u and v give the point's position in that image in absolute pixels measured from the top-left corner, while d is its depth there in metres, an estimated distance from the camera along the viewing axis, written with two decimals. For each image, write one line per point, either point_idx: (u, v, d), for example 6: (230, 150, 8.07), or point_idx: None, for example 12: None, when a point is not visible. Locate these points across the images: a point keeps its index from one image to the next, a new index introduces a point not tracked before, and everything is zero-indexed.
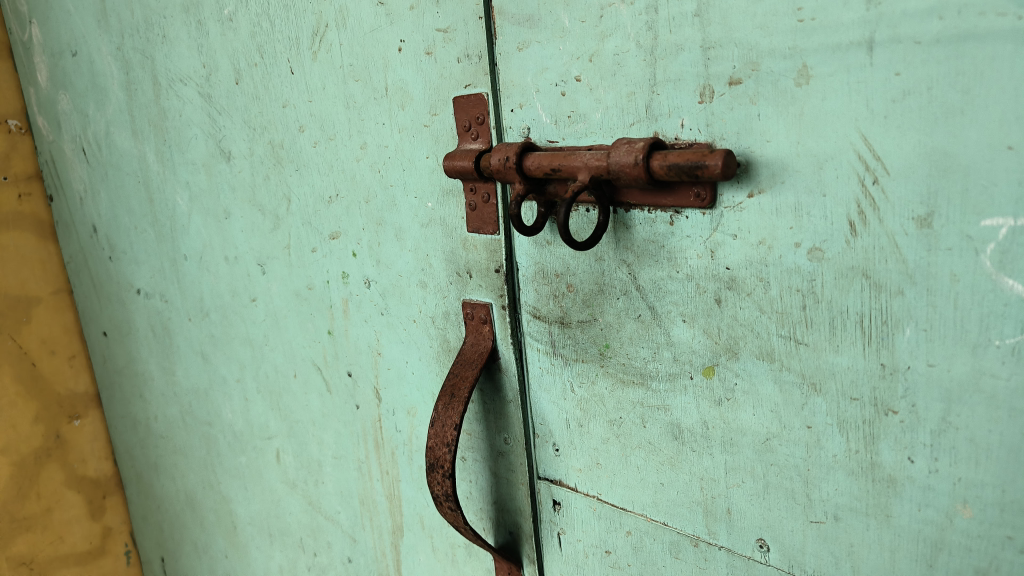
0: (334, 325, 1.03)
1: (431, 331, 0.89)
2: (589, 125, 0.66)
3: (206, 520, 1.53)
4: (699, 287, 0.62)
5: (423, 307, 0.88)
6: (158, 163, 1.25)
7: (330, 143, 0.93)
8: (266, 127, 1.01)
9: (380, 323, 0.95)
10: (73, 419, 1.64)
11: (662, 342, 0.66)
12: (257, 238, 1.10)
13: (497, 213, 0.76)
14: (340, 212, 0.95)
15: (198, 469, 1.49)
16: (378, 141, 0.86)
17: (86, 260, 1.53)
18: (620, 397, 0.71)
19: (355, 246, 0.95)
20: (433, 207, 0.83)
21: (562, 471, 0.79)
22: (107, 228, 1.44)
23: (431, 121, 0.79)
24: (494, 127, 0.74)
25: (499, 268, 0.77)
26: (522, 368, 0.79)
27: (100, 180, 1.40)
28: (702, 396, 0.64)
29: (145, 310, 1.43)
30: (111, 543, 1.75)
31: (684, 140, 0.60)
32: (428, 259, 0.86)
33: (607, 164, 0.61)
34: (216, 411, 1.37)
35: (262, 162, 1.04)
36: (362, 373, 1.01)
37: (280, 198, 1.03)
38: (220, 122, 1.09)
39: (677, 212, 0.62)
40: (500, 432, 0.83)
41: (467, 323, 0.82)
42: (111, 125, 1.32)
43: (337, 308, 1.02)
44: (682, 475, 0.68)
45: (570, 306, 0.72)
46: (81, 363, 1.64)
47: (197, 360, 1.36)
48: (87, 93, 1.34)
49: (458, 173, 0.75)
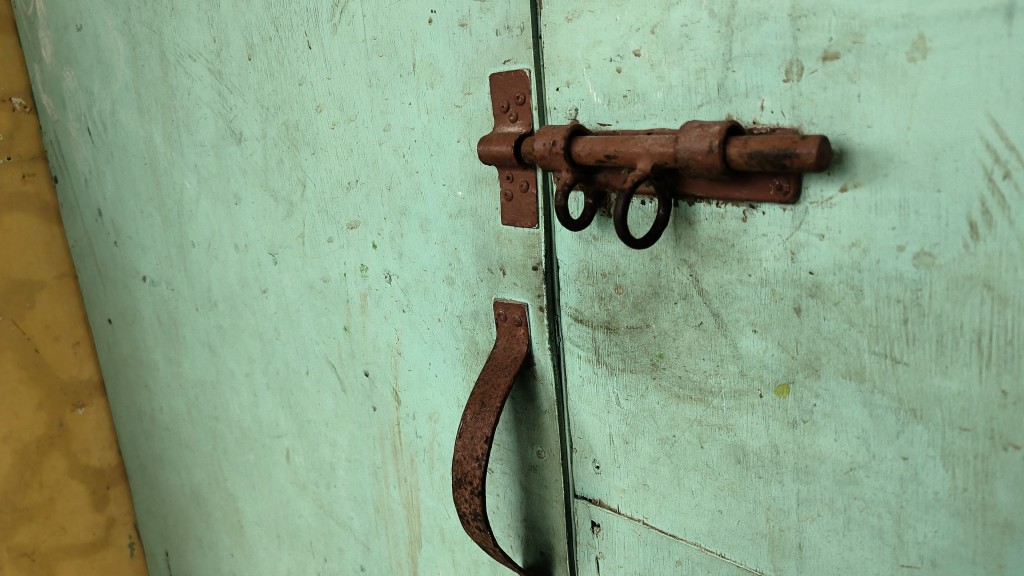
0: (350, 321, 0.96)
1: (458, 332, 0.81)
2: (648, 107, 0.58)
3: (212, 516, 1.47)
4: (775, 293, 0.55)
5: (449, 305, 0.81)
6: (165, 145, 1.17)
7: (350, 125, 0.85)
8: (280, 107, 0.94)
9: (402, 321, 0.88)
10: (77, 407, 1.58)
11: (728, 354, 0.58)
12: (269, 226, 1.03)
13: (536, 205, 0.68)
14: (360, 200, 0.88)
15: (203, 464, 1.42)
16: (403, 123, 0.79)
17: (91, 245, 1.46)
18: (674, 414, 0.63)
19: (376, 237, 0.87)
20: (464, 196, 0.75)
21: (603, 490, 0.72)
22: (112, 213, 1.37)
23: (464, 101, 0.71)
24: (536, 108, 0.65)
25: (537, 265, 0.70)
26: (560, 376, 0.72)
27: (105, 162, 1.33)
28: (773, 417, 0.57)
29: (151, 298, 1.37)
30: (115, 535, 1.69)
31: (764, 124, 0.52)
32: (457, 253, 0.78)
33: (674, 151, 0.53)
34: (223, 405, 1.30)
35: (277, 145, 0.96)
36: (380, 374, 0.94)
37: (295, 184, 0.96)
38: (231, 101, 1.01)
39: (753, 206, 0.54)
40: (533, 445, 0.76)
41: (498, 325, 0.74)
42: (117, 104, 1.24)
43: (354, 304, 0.94)
44: (745, 503, 0.61)
45: (618, 309, 0.65)
46: (86, 351, 1.58)
47: (204, 352, 1.29)
48: (92, 69, 1.26)
49: (494, 159, 0.67)
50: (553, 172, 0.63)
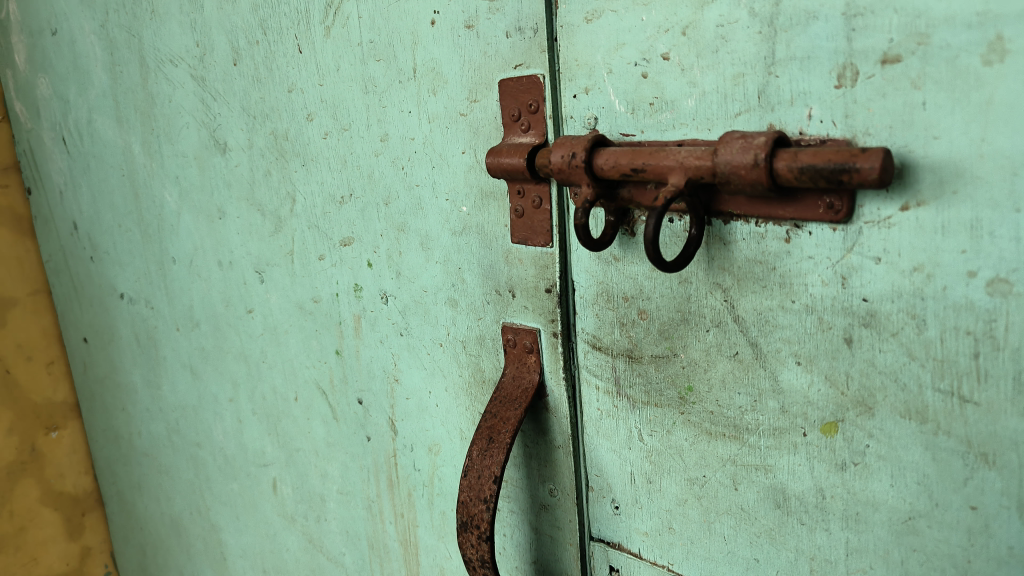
0: (343, 345, 0.90)
1: (462, 358, 0.75)
2: (678, 115, 0.53)
3: (193, 548, 1.40)
4: (822, 322, 0.49)
5: (452, 328, 0.75)
6: (145, 155, 1.11)
7: (344, 135, 0.79)
8: (268, 115, 0.88)
9: (399, 345, 0.82)
10: (50, 430, 1.49)
11: (767, 389, 0.53)
12: (255, 242, 0.96)
13: (551, 222, 0.62)
14: (354, 215, 0.82)
15: (184, 492, 1.35)
16: (402, 133, 0.73)
17: (66, 261, 1.38)
18: (705, 452, 0.58)
19: (372, 255, 0.81)
20: (469, 212, 0.69)
21: (623, 532, 0.66)
22: (89, 227, 1.30)
23: (469, 109, 0.66)
24: (551, 117, 0.60)
25: (551, 288, 0.64)
26: (576, 408, 0.66)
27: (81, 173, 1.26)
28: (819, 458, 0.52)
29: (130, 316, 1.29)
30: (91, 564, 1.61)
31: (812, 135, 0.47)
32: (460, 273, 0.72)
33: (713, 164, 0.47)
34: (206, 431, 1.23)
35: (264, 156, 0.90)
36: (375, 402, 0.88)
37: (283, 198, 0.90)
38: (215, 110, 0.95)
39: (798, 226, 0.48)
40: (545, 481, 0.70)
41: (506, 352, 0.69)
42: (94, 113, 1.18)
43: (347, 326, 0.88)
44: (786, 552, 0.55)
45: (642, 337, 0.59)
46: (61, 370, 1.50)
47: (185, 375, 1.22)
48: (67, 76, 1.20)
49: (504, 172, 0.62)
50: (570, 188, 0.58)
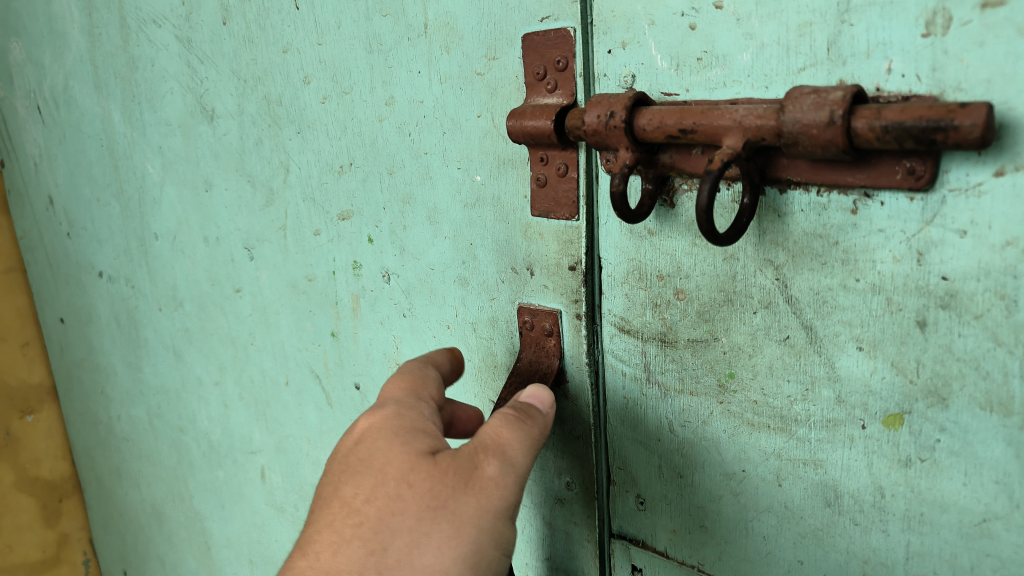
0: (339, 327, 0.84)
1: (472, 341, 0.70)
2: (731, 71, 0.47)
3: (175, 538, 1.33)
4: (890, 303, 0.44)
5: (462, 309, 0.70)
6: (126, 123, 1.03)
7: (344, 99, 0.73)
8: (260, 78, 0.81)
9: (402, 327, 0.76)
10: (24, 414, 1.41)
11: (821, 377, 0.48)
12: (244, 216, 0.90)
13: (577, 192, 0.57)
14: (354, 186, 0.75)
15: (166, 480, 1.28)
16: (410, 95, 0.67)
17: (40, 237, 1.31)
18: (745, 446, 0.53)
19: (373, 230, 0.75)
20: (483, 181, 0.63)
21: (647, 530, 0.61)
22: (65, 201, 1.22)
23: (487, 67, 0.60)
24: (581, 74, 0.54)
25: (575, 265, 0.59)
26: (599, 396, 0.61)
27: (57, 144, 1.18)
28: (879, 453, 0.47)
29: (109, 295, 1.22)
30: (68, 551, 1.53)
31: (891, 91, 0.41)
32: (472, 249, 0.66)
33: (778, 123, 0.42)
34: (189, 416, 1.16)
35: (255, 123, 0.84)
36: (374, 389, 0.83)
37: (276, 168, 0.83)
38: (202, 73, 0.88)
39: (867, 195, 0.43)
40: (562, 474, 0.65)
41: (523, 334, 0.63)
42: (70, 78, 1.10)
43: (344, 306, 0.82)
44: (834, 554, 0.50)
45: (677, 319, 0.54)
46: (36, 352, 1.42)
47: (168, 357, 1.15)
48: (41, 38, 1.11)
49: (528, 136, 0.56)
50: (604, 152, 0.52)
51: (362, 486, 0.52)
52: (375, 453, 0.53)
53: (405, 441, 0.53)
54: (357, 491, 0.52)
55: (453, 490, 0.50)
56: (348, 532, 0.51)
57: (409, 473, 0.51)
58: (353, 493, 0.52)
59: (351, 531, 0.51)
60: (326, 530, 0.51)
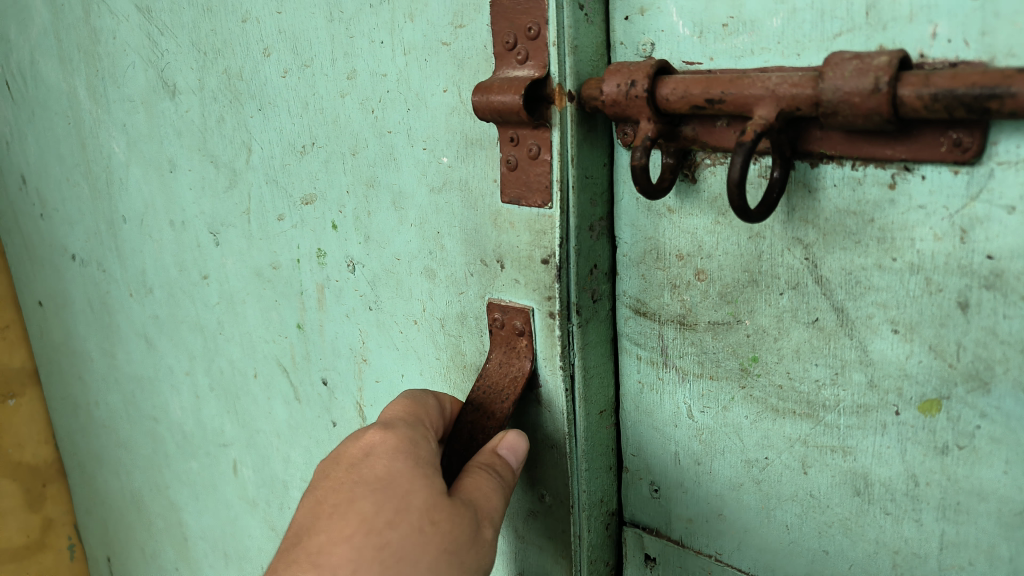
0: (304, 319, 0.81)
1: (439, 339, 0.67)
2: (760, 38, 0.45)
3: (153, 529, 1.30)
4: (930, 283, 0.42)
5: (428, 305, 0.66)
6: (91, 99, 0.99)
7: (305, 72, 0.69)
8: (220, 51, 0.77)
9: (368, 320, 0.73)
10: (6, 399, 1.38)
11: (852, 360, 0.46)
12: (208, 199, 0.86)
13: (550, 176, 0.52)
14: (317, 167, 0.72)
15: (144, 469, 1.25)
16: (372, 67, 0.63)
17: (16, 218, 1.26)
18: (768, 432, 0.51)
19: (337, 216, 0.72)
20: (450, 163, 0.60)
21: (662, 518, 0.59)
22: (35, 179, 1.18)
23: (454, 36, 0.56)
24: (555, 42, 0.49)
25: (548, 258, 0.54)
26: (572, 403, 0.57)
27: (26, 122, 1.13)
28: (913, 440, 0.45)
29: (81, 277, 1.17)
30: (53, 536, 1.49)
31: (937, 58, 0.39)
32: (439, 239, 0.63)
33: (817, 91, 0.39)
34: (162, 406, 1.13)
35: (216, 99, 0.80)
36: (341, 384, 0.80)
37: (238, 148, 0.79)
38: (162, 46, 0.84)
39: (908, 168, 0.41)
40: (536, 486, 0.61)
41: (493, 333, 0.59)
42: (36, 52, 1.04)
43: (310, 297, 0.79)
44: (862, 544, 0.49)
45: (698, 301, 0.52)
46: (16, 336, 1.38)
47: (140, 344, 1.11)
48: (6, 10, 1.06)
49: (496, 113, 0.51)
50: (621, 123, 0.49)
51: (383, 506, 0.50)
52: (396, 475, 0.51)
53: (426, 472, 0.52)
54: (378, 510, 0.50)
55: (466, 536, 0.50)
56: (369, 551, 0.49)
57: (432, 508, 0.50)
58: (374, 512, 0.50)
59: (371, 552, 0.49)
60: (344, 542, 0.49)
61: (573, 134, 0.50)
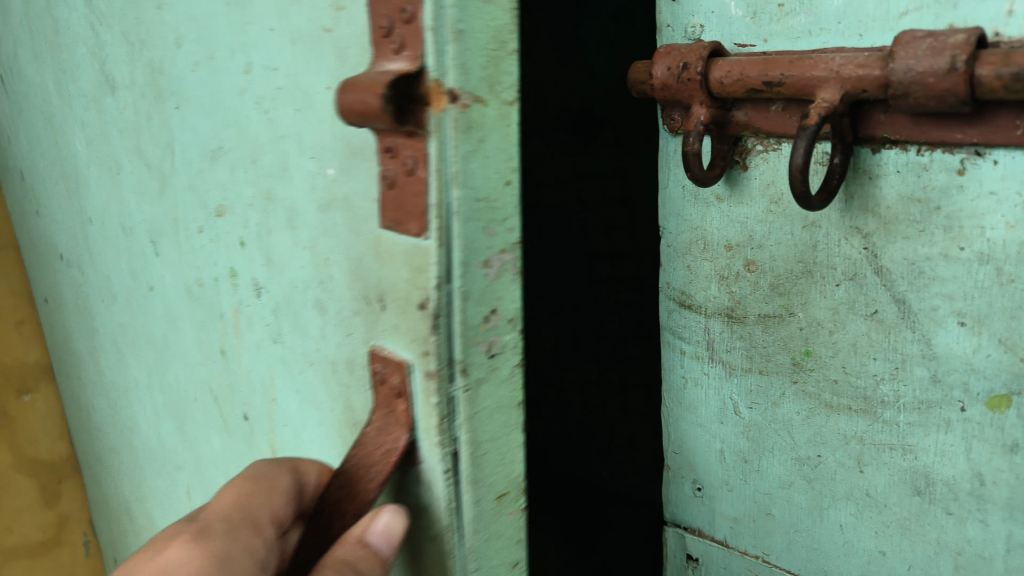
0: (225, 341, 0.63)
1: (333, 387, 0.49)
2: (819, 18, 0.43)
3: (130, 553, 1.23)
4: (1001, 273, 0.40)
5: (321, 343, 0.49)
6: (51, 87, 0.86)
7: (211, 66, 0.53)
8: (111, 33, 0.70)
9: (273, 354, 0.55)
10: None
11: (914, 354, 0.44)
12: (148, 205, 0.71)
13: (426, 192, 0.36)
14: (225, 175, 0.55)
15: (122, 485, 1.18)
16: (263, 59, 0.46)
17: None
18: (821, 428, 0.49)
19: (243, 230, 0.54)
20: (334, 176, 0.43)
21: (706, 517, 0.57)
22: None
23: (335, 20, 0.40)
24: (430, 29, 0.34)
25: (424, 302, 0.38)
26: (461, 496, 0.40)
27: None
28: (979, 438, 0.43)
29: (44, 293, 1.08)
30: None
31: (1013, 37, 0.37)
32: (329, 266, 0.46)
33: (886, 72, 0.38)
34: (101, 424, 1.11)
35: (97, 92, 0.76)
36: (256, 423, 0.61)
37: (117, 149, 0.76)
38: (58, 41, 0.81)
39: (979, 153, 0.39)
40: None
41: (375, 389, 0.42)
42: None
43: (227, 319, 0.62)
44: (921, 546, 0.47)
45: (747, 292, 0.50)
46: None
47: (82, 358, 1.09)
48: None
49: (365, 119, 0.36)
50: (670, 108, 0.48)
51: None
52: None
53: None
54: None
55: None
56: None
57: None
58: None
59: None
60: None
61: (455, 145, 0.35)
